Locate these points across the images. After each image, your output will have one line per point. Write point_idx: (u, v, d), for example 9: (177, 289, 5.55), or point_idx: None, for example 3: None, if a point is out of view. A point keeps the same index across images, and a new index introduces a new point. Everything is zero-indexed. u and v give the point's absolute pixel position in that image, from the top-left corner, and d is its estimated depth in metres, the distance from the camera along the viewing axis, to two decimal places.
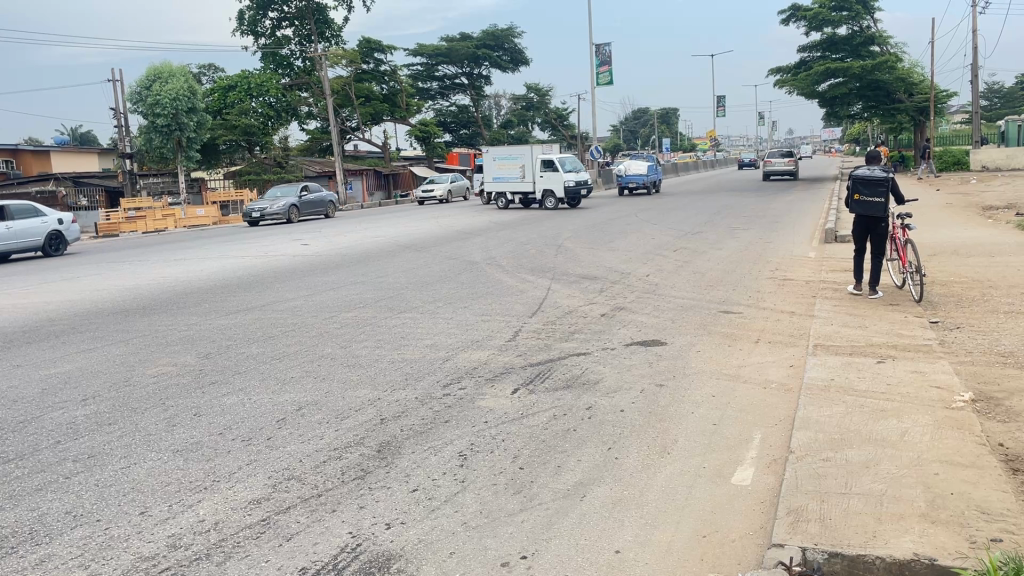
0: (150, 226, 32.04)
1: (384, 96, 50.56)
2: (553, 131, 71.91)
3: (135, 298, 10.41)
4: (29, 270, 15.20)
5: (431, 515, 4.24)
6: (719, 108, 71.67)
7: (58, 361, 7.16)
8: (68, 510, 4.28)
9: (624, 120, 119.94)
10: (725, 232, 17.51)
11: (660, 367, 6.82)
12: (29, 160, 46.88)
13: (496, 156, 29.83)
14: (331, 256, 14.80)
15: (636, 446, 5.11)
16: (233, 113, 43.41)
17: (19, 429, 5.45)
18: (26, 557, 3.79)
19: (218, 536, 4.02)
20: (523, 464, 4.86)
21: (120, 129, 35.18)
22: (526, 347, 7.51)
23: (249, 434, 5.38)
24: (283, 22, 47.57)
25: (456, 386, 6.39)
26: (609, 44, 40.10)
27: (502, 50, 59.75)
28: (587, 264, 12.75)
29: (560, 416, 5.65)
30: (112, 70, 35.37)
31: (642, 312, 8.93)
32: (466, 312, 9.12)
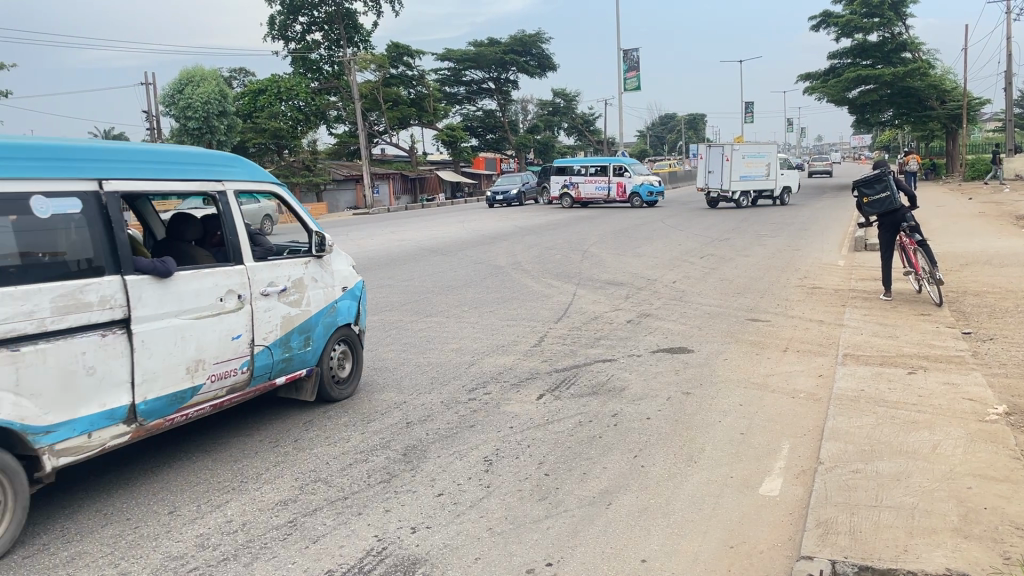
0: None
1: (411, 100, 50.78)
2: (580, 136, 71.93)
3: None
4: None
5: (457, 519, 4.24)
6: (747, 114, 71.17)
7: None
8: (98, 508, 4.33)
9: (651, 123, 118.60)
10: (754, 238, 17.41)
11: (687, 374, 6.78)
12: None
13: (745, 154, 28.68)
14: (358, 259, 14.90)
15: (663, 454, 5.08)
16: (263, 117, 43.93)
17: None
18: (57, 554, 3.84)
19: (246, 537, 4.05)
20: (548, 471, 4.85)
21: (152, 132, 35.66)
22: (551, 353, 7.50)
23: (275, 435, 5.42)
24: (313, 26, 47.97)
25: (482, 390, 6.40)
26: (636, 50, 39.97)
27: (530, 55, 59.57)
28: (613, 270, 12.73)
29: (585, 423, 5.64)
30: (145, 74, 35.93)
31: (668, 318, 8.88)
32: (492, 317, 9.13)
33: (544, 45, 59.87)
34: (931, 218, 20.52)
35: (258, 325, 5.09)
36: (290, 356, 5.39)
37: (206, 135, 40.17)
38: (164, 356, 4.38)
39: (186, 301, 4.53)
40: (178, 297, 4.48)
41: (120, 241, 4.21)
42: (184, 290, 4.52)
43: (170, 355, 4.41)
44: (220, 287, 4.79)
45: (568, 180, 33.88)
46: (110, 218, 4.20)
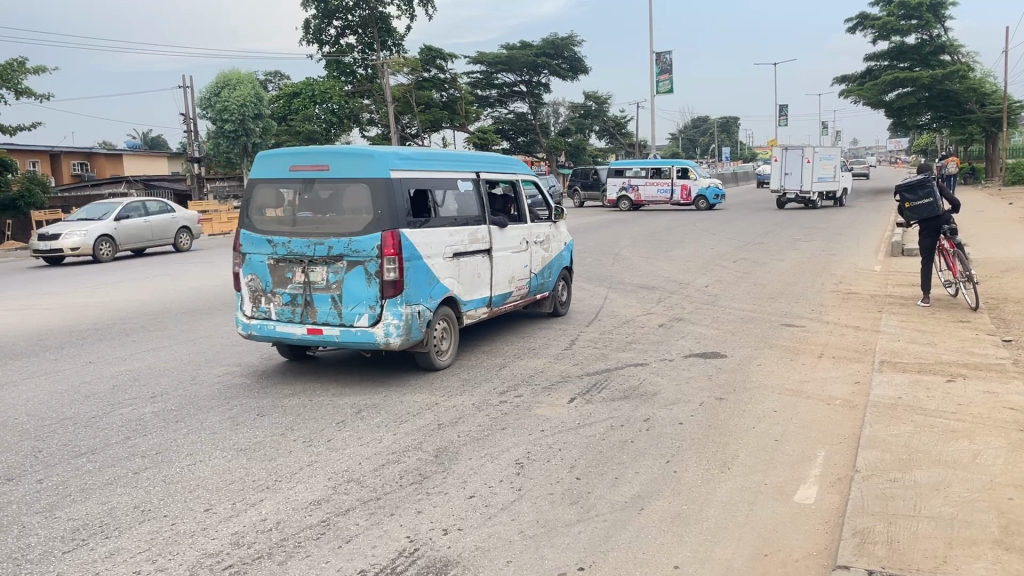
0: (216, 228, 32.94)
1: (443, 103, 51.02)
2: (612, 139, 71.74)
3: (202, 299, 10.70)
4: (102, 270, 15.74)
5: (488, 522, 4.24)
6: (782, 117, 70.44)
7: (131, 358, 7.40)
8: (135, 505, 4.40)
9: (684, 127, 117.57)
10: (788, 243, 17.23)
11: (720, 380, 6.72)
12: (103, 162, 48.46)
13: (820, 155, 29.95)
14: None
15: (695, 460, 5.04)
16: (297, 120, 44.41)
17: (91, 424, 5.64)
18: (97, 550, 3.91)
19: (280, 535, 4.09)
20: (579, 474, 4.84)
21: (189, 135, 36.17)
22: (582, 356, 7.48)
23: (309, 435, 5.47)
24: (347, 30, 48.39)
25: (513, 393, 6.41)
26: (669, 52, 39.77)
27: (561, 58, 59.52)
28: (645, 274, 12.66)
29: (617, 427, 5.61)
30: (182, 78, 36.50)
31: (701, 323, 8.81)
32: (523, 319, 9.12)
33: (576, 48, 59.78)
34: (970, 223, 20.14)
35: (534, 261, 8.56)
36: (547, 281, 8.83)
37: (241, 138, 40.69)
38: (468, 276, 7.26)
39: (509, 242, 8.02)
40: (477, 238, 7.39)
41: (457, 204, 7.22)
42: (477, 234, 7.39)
43: (471, 276, 7.29)
44: (519, 235, 8.22)
45: (626, 182, 33.67)
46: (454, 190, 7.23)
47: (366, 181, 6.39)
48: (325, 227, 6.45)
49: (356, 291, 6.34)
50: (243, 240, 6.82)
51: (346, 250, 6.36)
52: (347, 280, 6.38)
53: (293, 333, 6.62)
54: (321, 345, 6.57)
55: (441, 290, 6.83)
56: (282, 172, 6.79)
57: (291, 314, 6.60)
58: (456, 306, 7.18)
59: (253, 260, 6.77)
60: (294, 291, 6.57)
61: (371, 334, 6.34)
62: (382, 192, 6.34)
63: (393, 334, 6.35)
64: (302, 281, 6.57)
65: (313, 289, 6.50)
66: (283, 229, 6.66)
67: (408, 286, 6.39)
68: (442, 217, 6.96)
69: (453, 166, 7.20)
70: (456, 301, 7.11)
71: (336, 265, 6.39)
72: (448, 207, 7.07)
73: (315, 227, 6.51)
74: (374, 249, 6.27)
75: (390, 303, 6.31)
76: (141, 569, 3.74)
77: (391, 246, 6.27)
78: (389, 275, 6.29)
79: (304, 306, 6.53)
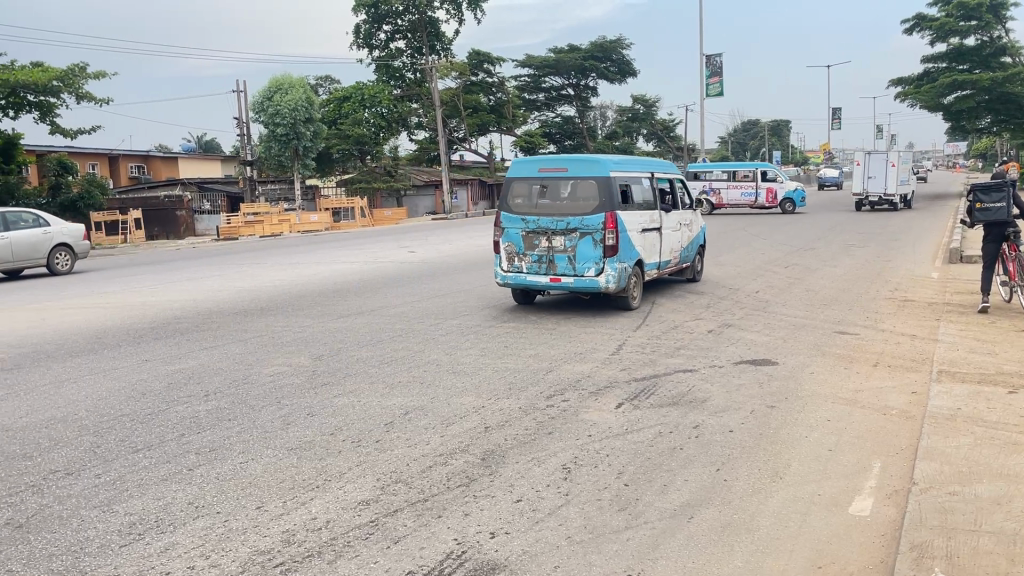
0: (267, 230, 33.52)
1: (491, 107, 51.21)
2: (660, 142, 71.24)
3: (253, 299, 10.88)
4: (157, 269, 16.11)
5: (535, 526, 4.23)
6: (834, 121, 69.15)
7: (186, 357, 7.56)
8: (190, 500, 4.48)
9: (733, 129, 115.65)
10: (841, 248, 16.89)
11: (771, 388, 6.60)
12: (159, 164, 49.68)
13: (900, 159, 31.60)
14: (437, 263, 15.04)
15: (747, 469, 4.96)
16: (347, 123, 45.00)
17: (146, 420, 5.76)
18: (152, 545, 3.99)
19: (329, 535, 4.12)
20: (627, 481, 4.79)
21: (242, 138, 36.88)
22: (630, 361, 7.43)
23: (358, 435, 5.52)
24: (397, 34, 48.90)
25: (560, 397, 6.38)
26: (719, 55, 39.33)
27: (610, 62, 59.30)
28: (694, 279, 12.52)
29: (666, 434, 5.54)
30: (236, 82, 37.26)
31: (751, 330, 8.68)
32: (570, 324, 9.08)
33: (624, 51, 59.52)
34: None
35: (682, 239, 11.73)
36: (691, 254, 11.97)
37: (292, 141, 41.28)
38: (646, 247, 10.40)
39: (670, 224, 11.19)
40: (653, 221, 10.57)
41: (643, 196, 10.44)
42: (653, 218, 10.58)
43: (647, 247, 10.47)
44: (675, 219, 11.39)
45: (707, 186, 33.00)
46: (642, 188, 10.46)
47: (594, 179, 9.65)
48: (565, 210, 9.73)
49: (587, 253, 9.61)
50: (503, 220, 10.11)
51: (579, 226, 9.63)
52: (580, 245, 9.66)
53: (539, 281, 9.90)
54: (558, 290, 9.84)
55: (635, 255, 10.03)
56: (529, 174, 10.11)
57: (538, 268, 9.89)
58: (639, 268, 10.34)
59: (509, 231, 10.08)
60: (541, 252, 9.87)
61: (596, 282, 9.60)
62: (605, 187, 9.60)
63: (611, 281, 9.60)
64: (546, 246, 9.87)
65: (554, 251, 9.77)
66: (532, 211, 9.97)
67: (620, 250, 9.64)
68: (634, 204, 10.23)
69: (641, 169, 10.38)
70: (639, 264, 10.26)
71: (572, 235, 9.67)
72: (638, 197, 10.28)
73: (556, 210, 9.80)
74: (600, 224, 9.53)
75: (610, 261, 9.56)
76: (194, 564, 3.81)
77: (610, 222, 9.53)
78: (609, 241, 9.54)
79: (548, 262, 9.82)
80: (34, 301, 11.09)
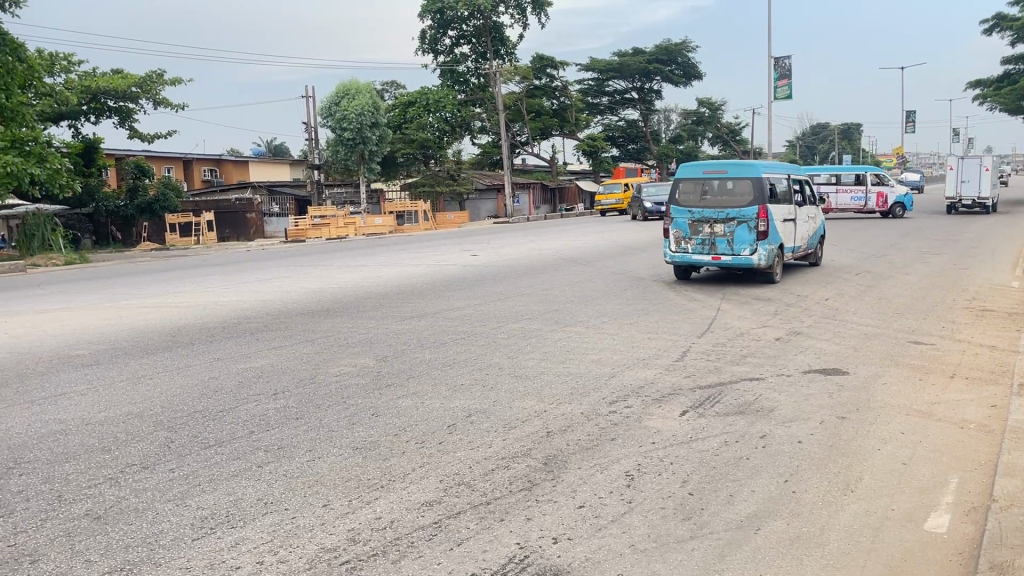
0: (333, 233, 34.16)
1: (554, 111, 51.24)
2: (725, 146, 70.27)
3: (320, 300, 11.10)
4: (229, 270, 16.59)
5: (598, 533, 4.20)
6: (908, 124, 67.09)
7: (255, 356, 7.74)
8: (259, 497, 4.59)
9: (802, 133, 113.44)
10: (915, 255, 16.36)
11: (841, 398, 6.43)
12: (230, 168, 51.11)
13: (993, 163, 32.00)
14: (499, 267, 15.11)
15: (816, 480, 4.84)
16: (411, 128, 45.60)
17: (218, 417, 5.92)
18: (223, 539, 4.09)
19: (393, 534, 4.17)
20: (692, 490, 4.72)
21: (310, 143, 37.68)
22: (694, 368, 7.32)
23: (422, 437, 5.57)
24: (462, 39, 49.33)
25: (622, 403, 6.33)
26: (787, 57, 38.57)
27: (675, 65, 58.75)
28: (760, 285, 12.29)
29: (732, 443, 5.45)
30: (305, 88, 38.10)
31: (820, 338, 8.48)
32: (633, 329, 9.01)
33: (690, 54, 58.90)
34: None
35: (809, 230, 14.10)
36: (817, 243, 14.38)
37: (358, 145, 42.00)
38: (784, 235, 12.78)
39: (801, 216, 13.58)
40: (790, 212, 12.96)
41: (785, 192, 12.83)
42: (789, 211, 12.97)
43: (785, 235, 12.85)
44: (805, 212, 13.77)
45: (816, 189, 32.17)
46: (784, 185, 12.86)
47: (750, 178, 12.08)
48: (725, 202, 12.15)
49: (744, 237, 12.02)
50: (672, 211, 12.60)
51: (738, 215, 12.11)
52: (737, 230, 12.08)
53: (702, 259, 12.37)
54: (718, 267, 12.34)
55: (778, 240, 12.46)
56: (694, 175, 12.55)
57: (701, 249, 12.36)
58: (779, 252, 12.73)
59: (677, 219, 12.55)
60: (704, 236, 12.33)
61: (749, 260, 12.06)
62: (759, 184, 12.04)
63: (762, 259, 12.06)
64: (708, 231, 12.32)
65: (716, 236, 12.25)
66: (696, 203, 12.42)
67: (770, 234, 12.08)
68: (778, 199, 12.66)
69: (785, 171, 12.80)
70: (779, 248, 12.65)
71: (731, 223, 12.12)
72: (782, 193, 12.71)
73: (718, 203, 12.26)
74: (754, 214, 11.99)
75: (762, 243, 12.02)
76: (264, 559, 3.89)
77: (763, 212, 11.98)
78: (761, 228, 11.97)
79: (711, 245, 12.28)
80: (115, 300, 11.53)
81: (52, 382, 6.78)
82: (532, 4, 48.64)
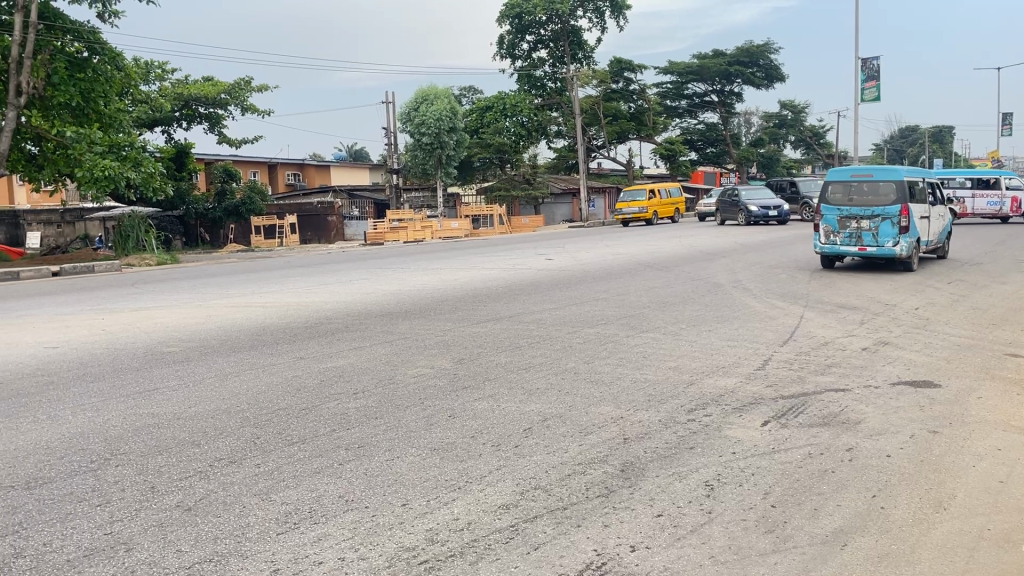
0: (410, 236, 34.68)
1: (631, 115, 50.87)
2: (808, 150, 68.54)
3: (398, 303, 11.28)
4: (311, 272, 17.01)
5: (677, 543, 4.14)
6: (1004, 126, 64.11)
7: (335, 356, 7.92)
8: (341, 494, 4.68)
9: (889, 137, 109.73)
10: (1013, 264, 15.61)
11: (933, 412, 6.17)
12: (312, 172, 52.49)
13: None
14: (575, 271, 15.08)
15: (906, 496, 4.66)
16: (488, 132, 45.97)
17: (301, 414, 6.08)
18: (306, 534, 4.19)
19: (471, 536, 4.19)
20: (774, 502, 4.61)
21: (389, 147, 38.35)
22: (776, 378, 7.15)
23: (498, 439, 5.59)
24: (539, 44, 49.45)
25: (702, 411, 6.22)
26: (875, 58, 37.35)
27: (756, 67, 57.63)
28: (844, 293, 11.93)
29: (816, 455, 5.30)
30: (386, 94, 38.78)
31: (909, 349, 8.17)
32: (712, 336, 8.87)
33: (772, 55, 57.69)
34: None
35: (940, 227, 16.15)
36: (945, 239, 16.42)
37: (436, 150, 42.53)
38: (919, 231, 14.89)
39: (934, 216, 15.66)
40: (925, 210, 15.09)
41: (921, 194, 14.96)
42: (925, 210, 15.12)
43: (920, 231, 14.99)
44: (937, 213, 15.84)
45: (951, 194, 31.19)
46: (921, 188, 14.96)
47: (894, 182, 14.27)
48: (871, 202, 14.37)
49: (888, 231, 14.21)
50: (823, 209, 14.85)
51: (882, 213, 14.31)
52: (882, 226, 14.28)
53: (850, 250, 14.60)
54: (863, 257, 14.57)
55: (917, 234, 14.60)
56: (842, 178, 14.79)
57: (849, 241, 14.59)
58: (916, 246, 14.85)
59: (827, 216, 14.80)
60: (852, 230, 14.56)
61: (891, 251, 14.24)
62: (900, 187, 14.23)
63: (903, 250, 14.24)
64: (855, 226, 14.56)
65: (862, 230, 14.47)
66: (844, 203, 14.67)
67: (910, 229, 14.25)
68: (916, 200, 14.79)
69: (922, 175, 14.96)
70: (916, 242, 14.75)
71: (876, 220, 14.32)
72: (918, 194, 14.91)
73: (864, 202, 14.47)
74: (896, 212, 14.19)
75: (902, 237, 14.19)
76: (345, 555, 3.97)
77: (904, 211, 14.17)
78: (903, 223, 14.14)
79: (857, 238, 14.50)
80: (207, 299, 11.98)
81: (146, 377, 7.07)
82: (611, 8, 48.39)
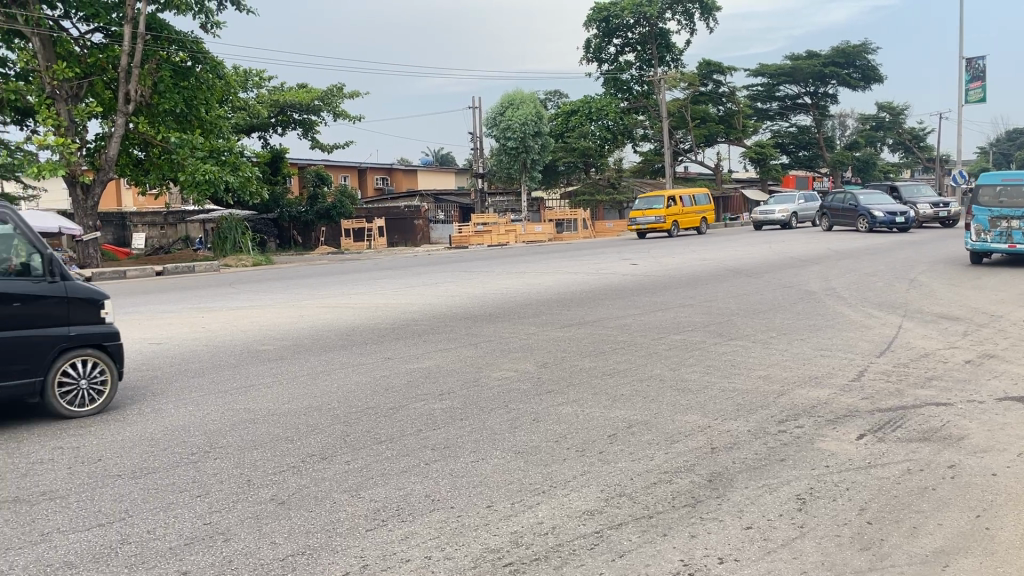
0: (494, 240, 34.95)
1: (720, 118, 49.98)
2: (907, 153, 65.97)
3: (483, 306, 11.38)
4: (398, 274, 17.33)
5: (767, 557, 4.03)
6: None
7: (421, 357, 8.05)
8: (427, 494, 4.75)
9: (996, 140, 104.60)
10: None
11: None
12: (400, 177, 53.52)
13: None
14: (661, 276, 14.91)
15: (1014, 518, 4.42)
16: (574, 136, 45.93)
17: (389, 414, 6.20)
18: (394, 532, 4.26)
19: (555, 540, 4.19)
20: (871, 519, 4.44)
21: (475, 152, 38.74)
22: (873, 390, 6.89)
23: (583, 444, 5.57)
24: (627, 47, 49.12)
25: (792, 423, 6.05)
26: (981, 57, 35.63)
27: (853, 68, 55.82)
28: (946, 302, 11.42)
29: (915, 471, 5.08)
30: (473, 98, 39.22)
31: (1017, 362, 7.76)
32: (804, 345, 8.62)
33: (870, 55, 55.80)
34: None
35: None
36: None
37: (521, 154, 42.79)
38: None
39: None
40: None
41: None
42: None
43: None
44: None
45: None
46: None
47: None
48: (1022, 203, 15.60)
49: None
50: (974, 210, 16.14)
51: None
52: None
53: (1001, 247, 15.90)
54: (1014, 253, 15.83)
55: None
56: (993, 181, 16.02)
57: (1000, 240, 15.90)
58: None
59: (979, 216, 16.09)
60: (1002, 229, 15.82)
61: None
62: None
63: None
64: (1006, 225, 15.79)
65: (1013, 229, 15.70)
66: (994, 204, 15.91)
67: None
68: None
69: None
70: None
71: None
72: None
73: (1014, 203, 15.69)
74: None
75: None
76: (431, 554, 4.02)
77: None
78: None
79: (1008, 236, 15.78)
80: (302, 299, 12.37)
81: (242, 374, 7.33)
82: (701, 9, 47.69)
